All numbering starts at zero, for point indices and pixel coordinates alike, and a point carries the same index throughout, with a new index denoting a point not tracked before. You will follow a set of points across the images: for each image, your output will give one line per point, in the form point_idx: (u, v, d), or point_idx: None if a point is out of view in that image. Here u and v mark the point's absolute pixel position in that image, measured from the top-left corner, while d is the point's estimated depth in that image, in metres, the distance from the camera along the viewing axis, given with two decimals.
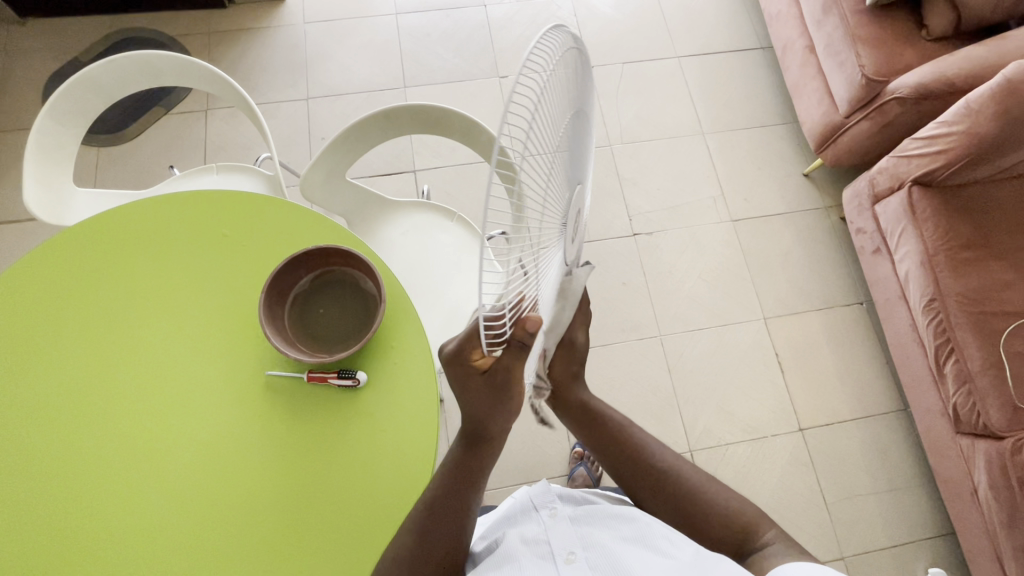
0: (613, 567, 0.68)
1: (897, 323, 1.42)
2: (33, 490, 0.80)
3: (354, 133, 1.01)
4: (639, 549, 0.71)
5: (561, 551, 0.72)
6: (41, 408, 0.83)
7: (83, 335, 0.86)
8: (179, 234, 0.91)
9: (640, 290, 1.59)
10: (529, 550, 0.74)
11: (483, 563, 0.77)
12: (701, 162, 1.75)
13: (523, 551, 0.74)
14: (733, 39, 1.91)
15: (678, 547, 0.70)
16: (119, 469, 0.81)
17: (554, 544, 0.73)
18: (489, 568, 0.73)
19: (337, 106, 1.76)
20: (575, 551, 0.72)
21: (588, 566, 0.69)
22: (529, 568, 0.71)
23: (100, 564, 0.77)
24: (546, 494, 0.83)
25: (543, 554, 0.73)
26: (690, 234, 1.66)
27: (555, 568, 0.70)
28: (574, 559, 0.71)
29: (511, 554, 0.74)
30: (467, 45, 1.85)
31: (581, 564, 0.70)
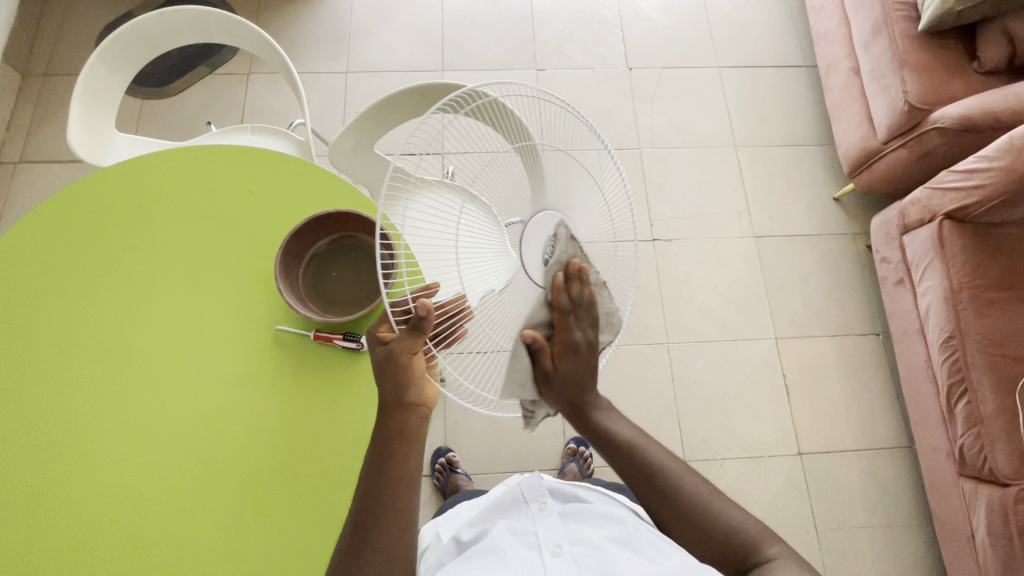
0: (600, 565, 0.68)
1: (911, 357, 1.39)
2: (36, 410, 0.84)
3: (387, 106, 1.02)
4: (625, 550, 0.71)
5: (547, 544, 0.73)
6: (55, 350, 0.86)
7: (100, 276, 0.90)
8: (198, 187, 0.94)
9: (653, 295, 1.58)
10: (516, 541, 0.75)
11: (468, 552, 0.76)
12: (730, 173, 1.73)
13: (509, 542, 0.74)
14: (778, 54, 1.89)
15: (664, 553, 0.70)
16: (118, 415, 0.84)
17: (542, 537, 0.74)
18: (473, 556, 0.73)
19: (375, 82, 1.78)
20: (562, 546, 0.72)
21: (574, 562, 0.70)
22: (514, 557, 0.71)
23: (101, 508, 0.80)
24: (536, 487, 0.84)
25: (530, 546, 0.74)
26: (710, 245, 1.64)
27: (541, 561, 0.70)
28: (560, 553, 0.71)
29: (498, 544, 0.74)
30: (509, 35, 1.86)
31: (566, 558, 0.70)
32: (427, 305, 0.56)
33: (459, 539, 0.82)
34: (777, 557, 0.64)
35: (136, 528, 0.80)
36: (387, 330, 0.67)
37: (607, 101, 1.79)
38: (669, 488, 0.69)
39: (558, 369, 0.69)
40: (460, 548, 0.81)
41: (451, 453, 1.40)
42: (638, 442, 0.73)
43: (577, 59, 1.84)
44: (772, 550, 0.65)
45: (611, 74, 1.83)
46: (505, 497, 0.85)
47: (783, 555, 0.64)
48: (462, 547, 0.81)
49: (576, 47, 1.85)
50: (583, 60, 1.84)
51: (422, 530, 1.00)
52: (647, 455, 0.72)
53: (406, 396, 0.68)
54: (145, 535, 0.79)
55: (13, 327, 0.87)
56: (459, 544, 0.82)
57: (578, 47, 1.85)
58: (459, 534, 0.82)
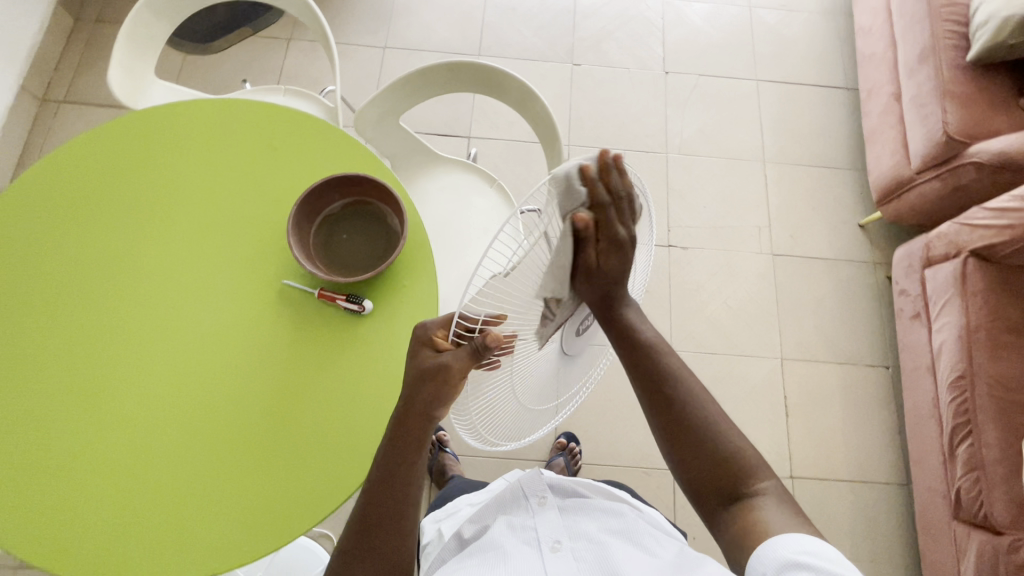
0: (600, 563, 0.69)
1: (919, 393, 1.36)
2: (51, 333, 0.87)
3: (416, 79, 1.03)
4: (626, 545, 0.73)
5: (547, 540, 0.74)
6: (77, 279, 0.90)
7: (124, 214, 0.93)
8: (226, 139, 0.96)
9: (662, 301, 1.57)
10: (516, 537, 0.76)
11: (469, 548, 0.77)
12: (755, 188, 1.70)
13: (509, 538, 0.75)
14: (820, 73, 1.85)
15: (662, 548, 0.73)
16: (126, 348, 0.87)
17: (541, 533, 0.75)
18: (473, 553, 0.74)
19: (410, 60, 1.80)
20: (561, 542, 0.73)
21: (574, 559, 0.71)
22: (515, 554, 0.72)
23: (101, 435, 0.83)
24: (536, 482, 0.85)
25: (529, 541, 0.75)
26: (725, 257, 1.62)
27: (540, 557, 0.71)
28: (560, 549, 0.72)
29: (498, 541, 0.75)
30: (549, 27, 1.85)
31: (566, 554, 0.71)
32: (497, 335, 0.55)
33: (462, 535, 0.83)
34: (765, 490, 0.67)
35: (131, 458, 0.82)
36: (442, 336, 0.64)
37: (639, 102, 1.78)
38: (677, 399, 0.70)
39: (600, 268, 0.62)
40: (461, 544, 0.83)
41: (442, 432, 1.42)
42: (659, 350, 0.72)
43: (614, 58, 1.83)
44: (762, 484, 0.67)
45: (646, 76, 1.81)
46: (504, 494, 0.86)
47: (772, 489, 0.67)
48: (463, 543, 0.82)
49: (614, 46, 1.85)
50: (620, 59, 1.83)
51: (421, 525, 1.00)
52: (666, 364, 0.71)
53: (434, 411, 0.65)
54: (139, 466, 0.82)
55: (39, 253, 0.91)
56: (461, 539, 0.83)
57: (616, 46, 1.85)
58: (462, 531, 0.83)
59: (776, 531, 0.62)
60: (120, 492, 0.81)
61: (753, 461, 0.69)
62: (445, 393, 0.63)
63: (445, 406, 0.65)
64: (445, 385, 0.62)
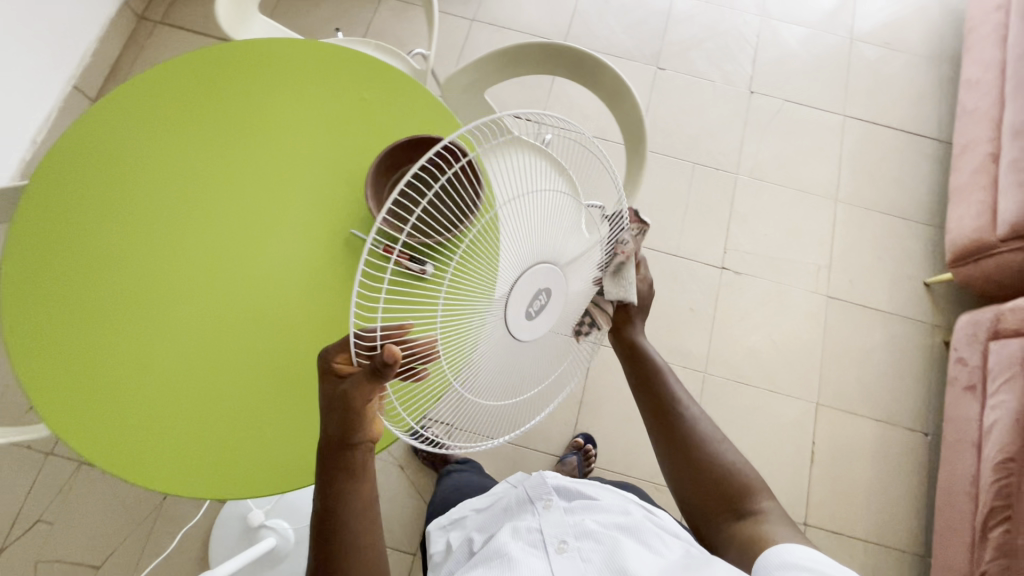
0: (606, 562, 0.68)
1: (957, 467, 1.30)
2: (118, 239, 0.87)
3: (509, 55, 1.01)
4: (634, 543, 0.71)
5: (552, 540, 0.72)
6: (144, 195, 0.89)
7: (207, 137, 0.93)
8: (317, 83, 0.97)
9: (704, 322, 1.53)
10: (522, 540, 0.73)
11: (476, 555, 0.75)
12: (822, 225, 1.64)
13: (514, 540, 0.73)
14: (912, 119, 1.77)
15: (669, 546, 0.72)
16: (188, 269, 0.87)
17: (546, 534, 0.73)
18: (479, 560, 0.72)
19: (496, 37, 1.78)
20: (567, 541, 0.72)
21: (581, 559, 0.69)
22: (522, 559, 0.69)
23: (149, 351, 0.83)
24: (541, 486, 0.82)
25: (534, 544, 0.73)
26: (777, 290, 1.58)
27: (547, 560, 0.70)
28: (566, 548, 0.71)
29: (503, 544, 0.73)
30: (640, 26, 1.82)
31: (572, 554, 0.70)
32: (394, 351, 0.52)
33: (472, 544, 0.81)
34: (767, 507, 0.71)
35: (176, 377, 0.83)
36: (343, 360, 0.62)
37: (718, 117, 1.73)
38: (682, 421, 0.78)
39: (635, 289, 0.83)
40: (471, 551, 0.80)
41: None
42: (665, 377, 0.83)
43: (700, 68, 1.78)
44: (763, 501, 0.72)
45: (730, 92, 1.76)
46: (511, 501, 0.83)
47: (773, 508, 0.71)
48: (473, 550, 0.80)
49: (703, 56, 1.80)
50: (706, 71, 1.78)
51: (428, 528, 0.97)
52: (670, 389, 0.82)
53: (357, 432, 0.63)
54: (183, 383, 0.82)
55: (117, 156, 0.90)
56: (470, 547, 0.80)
57: (704, 56, 1.80)
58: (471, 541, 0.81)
59: (780, 540, 0.66)
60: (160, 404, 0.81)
61: (755, 483, 0.74)
62: (362, 419, 0.62)
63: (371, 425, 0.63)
64: (354, 408, 0.60)
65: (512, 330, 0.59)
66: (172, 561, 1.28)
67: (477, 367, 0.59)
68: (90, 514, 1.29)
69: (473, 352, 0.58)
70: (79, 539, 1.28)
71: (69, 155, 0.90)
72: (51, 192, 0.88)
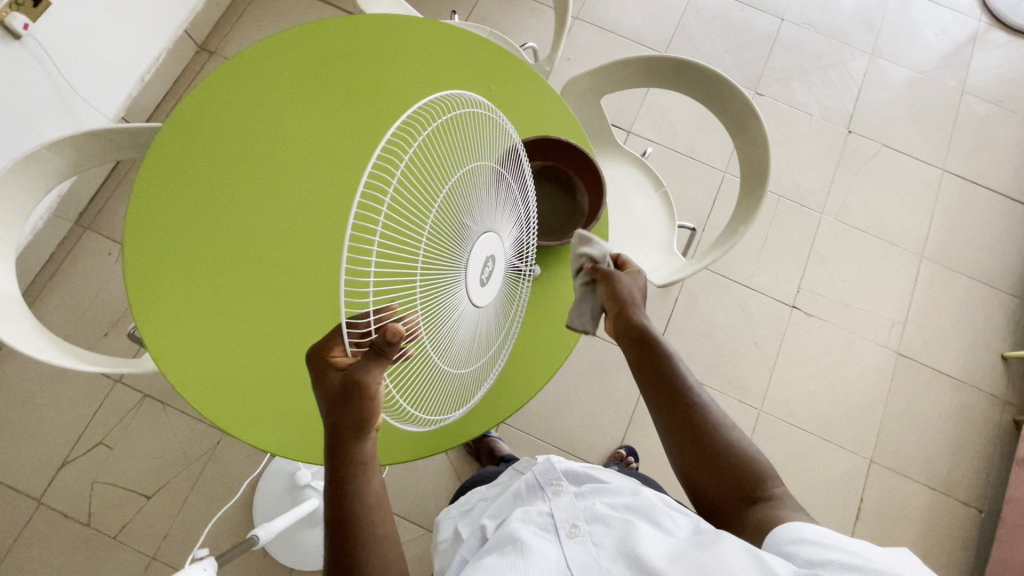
0: (618, 544, 0.62)
1: (1014, 551, 1.26)
2: (241, 193, 0.87)
3: (640, 66, 1.00)
4: (645, 522, 0.66)
5: (563, 525, 0.66)
6: (262, 155, 0.89)
7: (337, 104, 0.92)
8: (449, 66, 0.96)
9: (767, 358, 1.50)
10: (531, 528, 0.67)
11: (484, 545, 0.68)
12: (903, 279, 1.59)
13: (522, 528, 0.66)
14: (1013, 184, 1.70)
15: (681, 522, 0.67)
16: (304, 233, 0.87)
17: (557, 518, 0.67)
18: (490, 550, 0.65)
19: (596, 38, 1.75)
20: (579, 526, 0.66)
21: (595, 544, 0.64)
22: (536, 550, 0.63)
23: (260, 305, 0.84)
24: (549, 471, 0.76)
25: (544, 530, 0.66)
26: (847, 338, 1.53)
27: (559, 546, 0.64)
28: (577, 534, 0.65)
29: (514, 532, 0.66)
30: (743, 47, 1.77)
31: (584, 539, 0.64)
32: (399, 329, 0.51)
33: (483, 531, 0.73)
34: (781, 492, 0.66)
35: (290, 334, 0.84)
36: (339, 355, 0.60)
37: (811, 152, 1.68)
38: (694, 408, 0.71)
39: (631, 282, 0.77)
40: (482, 543, 0.73)
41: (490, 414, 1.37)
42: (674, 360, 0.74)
43: (799, 99, 1.73)
44: (777, 487, 0.66)
45: (827, 129, 1.71)
46: (518, 488, 0.76)
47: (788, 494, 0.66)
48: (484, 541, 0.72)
49: (804, 87, 1.75)
50: (805, 103, 1.73)
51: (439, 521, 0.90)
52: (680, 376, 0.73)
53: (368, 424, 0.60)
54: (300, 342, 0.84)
55: (250, 110, 0.90)
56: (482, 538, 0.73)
57: (805, 88, 1.75)
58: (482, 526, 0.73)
59: (791, 520, 0.61)
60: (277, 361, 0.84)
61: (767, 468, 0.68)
62: (372, 405, 0.58)
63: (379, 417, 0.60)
64: (363, 400, 0.58)
65: (472, 299, 0.62)
66: (219, 505, 1.32)
67: (451, 335, 0.63)
68: (149, 447, 1.34)
69: (450, 320, 0.61)
70: (135, 468, 1.33)
71: (204, 103, 0.90)
72: (183, 137, 0.88)
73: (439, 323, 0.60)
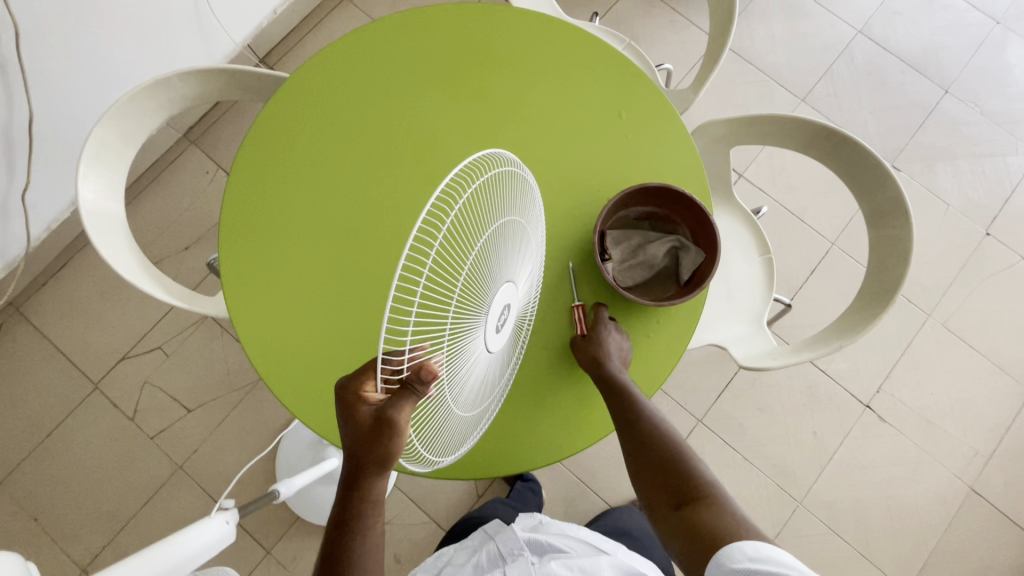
0: None
1: None
2: (338, 163, 0.86)
3: (790, 125, 0.91)
4: None
5: None
6: (347, 158, 0.86)
7: (457, 95, 0.88)
8: (584, 83, 0.89)
9: (822, 452, 1.40)
10: None
11: None
12: (1001, 410, 1.42)
13: None
14: None
15: None
16: (386, 220, 0.85)
17: None
18: None
19: (732, 66, 1.62)
20: None
21: None
22: None
23: (326, 279, 0.83)
24: (510, 538, 0.80)
25: None
26: (918, 456, 1.40)
27: None
28: None
29: None
30: (893, 113, 1.60)
31: None
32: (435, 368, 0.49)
33: None
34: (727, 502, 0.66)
35: (352, 321, 0.83)
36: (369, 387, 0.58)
37: (937, 246, 1.51)
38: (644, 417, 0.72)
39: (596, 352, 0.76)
40: None
41: None
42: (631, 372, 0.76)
43: (941, 184, 1.56)
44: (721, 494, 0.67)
45: (963, 225, 1.53)
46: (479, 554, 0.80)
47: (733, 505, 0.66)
48: None
49: (950, 173, 1.56)
50: (946, 190, 1.55)
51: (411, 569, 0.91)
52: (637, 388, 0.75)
53: (385, 461, 0.58)
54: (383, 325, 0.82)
55: (373, 81, 0.88)
56: None
57: (951, 174, 1.56)
58: None
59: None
60: (365, 342, 0.82)
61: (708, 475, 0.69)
62: (395, 443, 0.56)
63: (393, 457, 0.58)
64: (383, 437, 0.55)
65: (485, 344, 0.59)
66: (250, 437, 1.37)
67: (464, 380, 0.58)
68: (200, 365, 1.40)
69: (467, 364, 0.57)
70: (182, 380, 1.40)
71: (331, 65, 0.89)
72: (303, 94, 0.88)
73: (453, 369, 0.56)
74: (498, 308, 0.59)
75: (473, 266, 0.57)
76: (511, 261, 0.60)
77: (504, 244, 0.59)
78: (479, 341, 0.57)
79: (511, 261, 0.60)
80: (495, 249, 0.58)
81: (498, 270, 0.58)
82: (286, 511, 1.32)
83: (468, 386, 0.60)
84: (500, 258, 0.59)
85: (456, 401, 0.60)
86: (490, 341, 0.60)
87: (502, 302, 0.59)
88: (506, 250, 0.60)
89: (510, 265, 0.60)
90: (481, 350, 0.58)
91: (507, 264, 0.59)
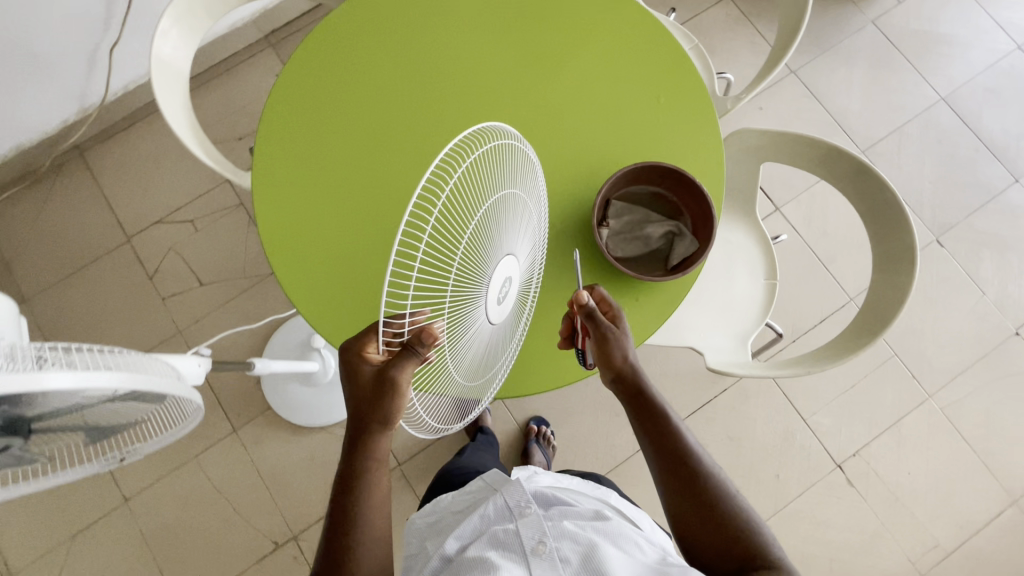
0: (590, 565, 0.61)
1: None
2: (381, 85, 0.91)
3: (822, 151, 0.91)
4: (614, 546, 0.64)
5: (529, 541, 0.64)
6: (390, 89, 0.91)
7: (507, 49, 0.92)
8: (633, 64, 0.91)
9: (779, 496, 1.38)
10: (500, 551, 0.63)
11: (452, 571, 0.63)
12: (976, 509, 1.37)
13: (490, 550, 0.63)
14: None
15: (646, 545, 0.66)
16: (410, 147, 0.89)
17: (523, 536, 0.65)
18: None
19: (801, 101, 1.60)
20: (546, 541, 0.64)
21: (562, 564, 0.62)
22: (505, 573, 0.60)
23: (342, 186, 0.89)
24: (516, 491, 0.71)
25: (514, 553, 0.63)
26: (876, 528, 1.37)
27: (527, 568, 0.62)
28: (544, 551, 0.63)
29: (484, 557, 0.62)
30: (953, 188, 1.55)
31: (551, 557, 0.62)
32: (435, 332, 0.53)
33: (445, 555, 0.67)
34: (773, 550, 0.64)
35: (354, 229, 0.87)
36: (371, 352, 0.62)
37: (958, 330, 1.46)
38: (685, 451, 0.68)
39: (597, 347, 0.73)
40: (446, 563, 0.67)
41: None
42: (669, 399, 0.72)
43: (982, 271, 1.50)
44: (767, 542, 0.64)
45: (993, 316, 1.47)
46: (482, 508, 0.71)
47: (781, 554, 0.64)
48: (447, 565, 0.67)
49: (994, 262, 1.50)
50: (985, 278, 1.49)
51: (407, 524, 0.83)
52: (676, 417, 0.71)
53: (387, 420, 0.62)
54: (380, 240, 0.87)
55: (433, 18, 0.93)
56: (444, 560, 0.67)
57: (996, 263, 1.50)
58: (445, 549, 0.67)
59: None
60: (360, 253, 0.87)
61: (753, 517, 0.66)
62: (396, 400, 0.60)
63: (396, 417, 0.62)
64: (385, 395, 0.59)
65: (488, 316, 0.62)
66: (247, 324, 1.46)
67: (467, 348, 0.62)
68: (222, 247, 1.50)
69: (470, 333, 0.61)
70: (202, 255, 1.50)
71: None
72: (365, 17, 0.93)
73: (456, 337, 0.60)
74: (501, 283, 0.62)
75: (473, 236, 0.60)
76: (512, 235, 0.63)
77: (505, 216, 0.62)
78: (483, 313, 0.61)
79: (512, 235, 0.63)
80: (494, 220, 0.61)
81: (499, 241, 0.61)
82: (261, 398, 1.41)
83: (471, 356, 0.63)
84: (500, 227, 0.61)
85: (461, 371, 0.64)
86: (494, 314, 0.63)
87: (504, 276, 0.62)
88: (508, 224, 0.63)
89: (512, 240, 0.63)
90: (484, 322, 0.62)
91: (508, 238, 0.62)
